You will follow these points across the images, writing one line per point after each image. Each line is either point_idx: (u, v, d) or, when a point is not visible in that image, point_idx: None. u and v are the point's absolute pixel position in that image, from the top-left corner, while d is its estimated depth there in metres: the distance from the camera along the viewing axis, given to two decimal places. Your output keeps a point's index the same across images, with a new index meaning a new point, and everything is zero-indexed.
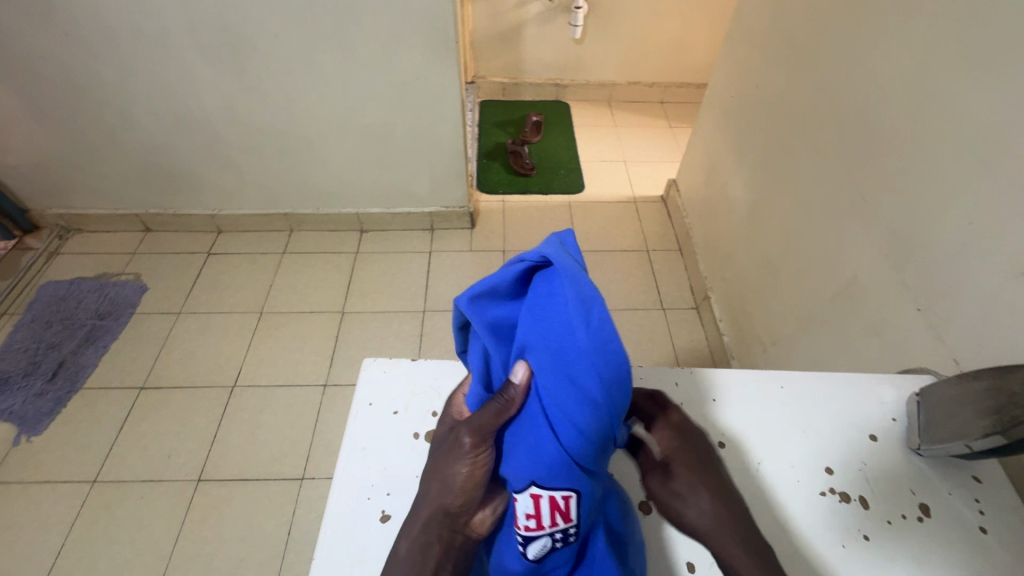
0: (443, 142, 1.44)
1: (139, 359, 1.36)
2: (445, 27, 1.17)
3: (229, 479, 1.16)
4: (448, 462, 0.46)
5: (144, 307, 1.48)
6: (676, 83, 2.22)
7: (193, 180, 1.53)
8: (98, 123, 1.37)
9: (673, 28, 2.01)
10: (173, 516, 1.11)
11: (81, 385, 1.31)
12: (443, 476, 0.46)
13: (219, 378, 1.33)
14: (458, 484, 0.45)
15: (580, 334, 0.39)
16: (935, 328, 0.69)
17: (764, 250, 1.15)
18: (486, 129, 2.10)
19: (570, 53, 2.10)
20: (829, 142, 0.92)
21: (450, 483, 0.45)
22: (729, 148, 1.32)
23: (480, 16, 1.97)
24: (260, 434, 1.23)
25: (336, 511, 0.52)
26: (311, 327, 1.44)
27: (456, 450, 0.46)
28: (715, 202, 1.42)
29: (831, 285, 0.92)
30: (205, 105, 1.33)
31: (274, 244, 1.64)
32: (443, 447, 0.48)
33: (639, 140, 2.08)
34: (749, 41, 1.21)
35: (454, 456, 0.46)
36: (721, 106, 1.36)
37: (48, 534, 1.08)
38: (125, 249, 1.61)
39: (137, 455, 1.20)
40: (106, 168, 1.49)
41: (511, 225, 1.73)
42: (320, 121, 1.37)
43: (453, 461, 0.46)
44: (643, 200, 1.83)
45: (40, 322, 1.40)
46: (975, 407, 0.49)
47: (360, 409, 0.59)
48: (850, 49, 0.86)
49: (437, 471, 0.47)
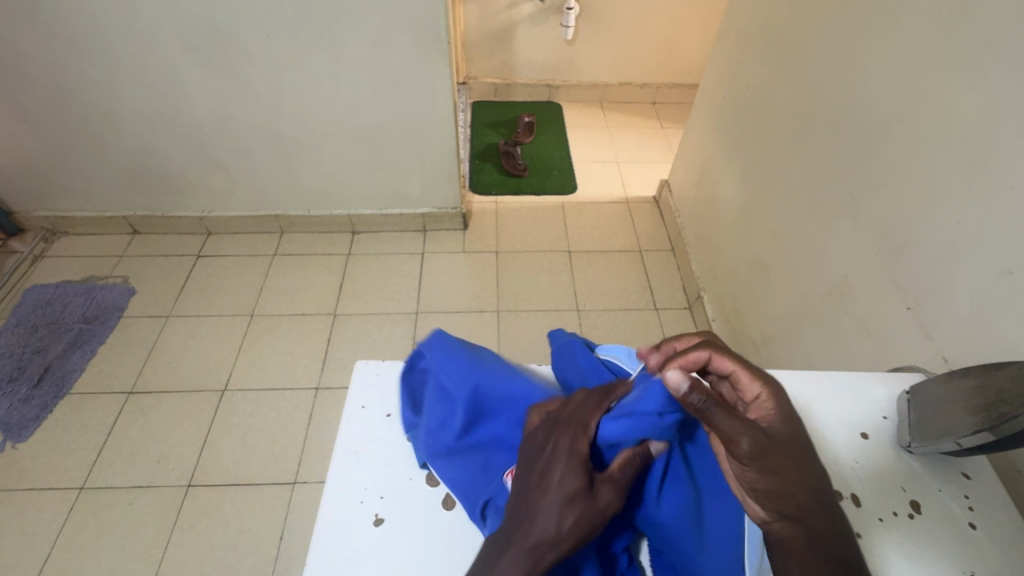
0: (435, 143, 1.44)
1: (128, 363, 1.34)
2: (437, 28, 1.17)
3: (220, 484, 1.15)
4: (572, 505, 0.42)
5: (132, 310, 1.46)
6: (668, 85, 2.23)
7: (182, 181, 1.51)
8: (85, 125, 1.35)
9: (665, 29, 2.02)
10: (163, 523, 1.09)
11: (68, 391, 1.29)
12: (562, 520, 0.41)
13: (209, 382, 1.31)
14: (580, 532, 0.41)
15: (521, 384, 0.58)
16: (924, 326, 0.70)
17: (755, 250, 1.16)
18: (478, 130, 2.10)
19: (562, 54, 2.11)
20: (819, 143, 0.92)
21: (574, 526, 0.41)
22: (721, 149, 1.33)
23: (472, 17, 1.97)
24: (252, 438, 1.22)
25: (327, 517, 0.51)
26: (303, 329, 1.43)
27: (587, 499, 0.42)
28: (706, 203, 1.43)
29: (821, 284, 0.92)
30: (194, 106, 1.31)
31: (265, 246, 1.63)
32: (564, 492, 0.43)
33: (631, 141, 2.09)
34: (739, 43, 1.22)
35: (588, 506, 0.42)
36: (713, 107, 1.37)
37: (34, 542, 1.06)
38: (113, 252, 1.59)
39: (125, 461, 1.18)
40: (93, 170, 1.47)
41: (504, 226, 1.73)
42: (311, 122, 1.36)
43: (580, 506, 0.42)
44: (636, 201, 1.84)
45: (26, 327, 1.38)
46: (964, 404, 0.50)
47: (352, 411, 0.59)
48: (839, 52, 0.87)
49: (557, 510, 0.42)
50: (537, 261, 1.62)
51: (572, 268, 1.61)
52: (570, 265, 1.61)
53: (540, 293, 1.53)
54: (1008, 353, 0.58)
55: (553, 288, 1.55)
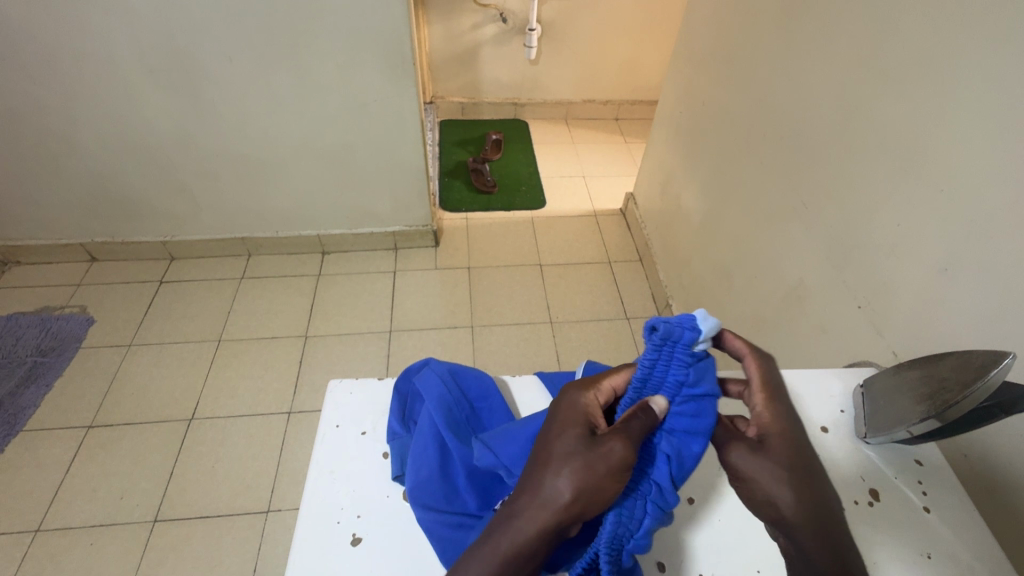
0: (403, 162, 1.45)
1: (87, 395, 1.29)
2: (401, 49, 1.19)
3: (188, 517, 1.11)
4: (571, 460, 0.40)
5: (91, 340, 1.40)
6: (629, 101, 2.30)
7: (143, 206, 1.47)
8: (39, 151, 1.31)
9: (624, 48, 2.10)
10: (127, 561, 1.04)
11: (22, 427, 1.22)
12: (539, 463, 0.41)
13: (174, 412, 1.27)
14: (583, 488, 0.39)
15: (493, 400, 0.61)
16: (874, 323, 0.74)
17: (718, 257, 1.21)
18: (446, 148, 2.12)
19: (527, 74, 2.16)
20: (771, 154, 0.98)
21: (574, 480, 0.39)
22: (681, 162, 1.38)
23: (437, 38, 2.01)
24: (221, 467, 1.18)
25: (304, 539, 0.51)
26: (273, 353, 1.40)
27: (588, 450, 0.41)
28: (670, 214, 1.48)
29: (780, 287, 0.97)
30: (155, 130, 1.29)
31: (232, 269, 1.60)
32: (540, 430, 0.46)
33: (597, 156, 2.15)
34: (694, 61, 1.29)
35: (595, 461, 0.40)
36: (672, 122, 1.43)
37: None
38: (69, 280, 1.53)
39: (85, 499, 1.12)
40: (48, 197, 1.42)
41: (474, 242, 1.74)
42: (276, 143, 1.36)
43: (580, 465, 0.40)
44: (603, 214, 1.88)
45: None
46: (911, 394, 0.53)
47: (326, 431, 0.59)
48: (784, 70, 0.93)
49: (548, 469, 0.41)
50: (509, 275, 1.64)
51: (544, 282, 1.63)
52: (542, 278, 1.63)
53: (513, 308, 1.55)
54: (948, 344, 0.62)
55: (526, 302, 1.56)
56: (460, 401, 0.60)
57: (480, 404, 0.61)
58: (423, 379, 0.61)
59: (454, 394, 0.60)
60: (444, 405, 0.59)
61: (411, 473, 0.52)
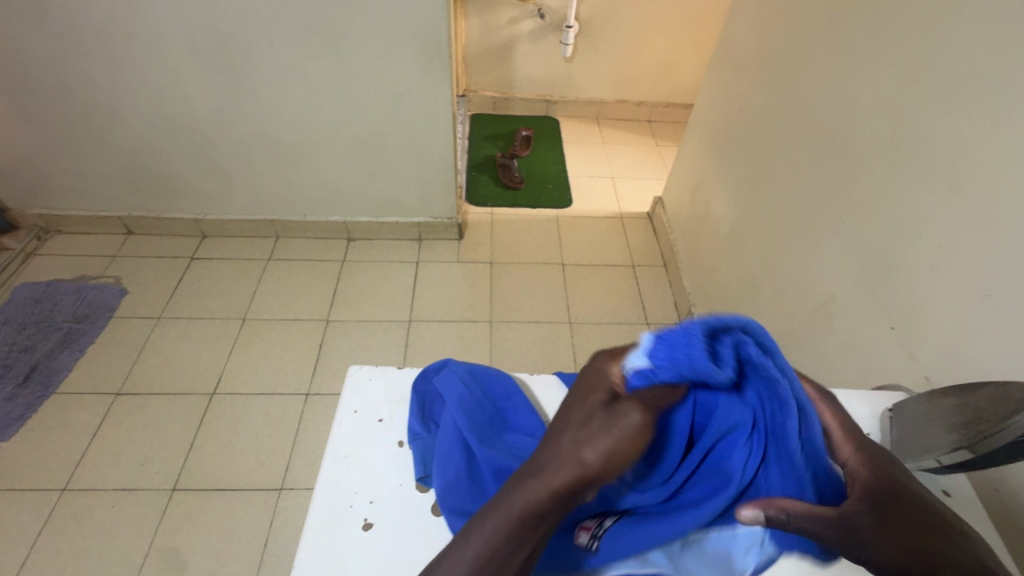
0: (433, 153, 1.45)
1: (117, 363, 1.33)
2: (438, 41, 1.19)
3: (205, 489, 1.14)
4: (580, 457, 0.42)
5: (122, 311, 1.45)
6: (664, 103, 2.27)
7: (179, 184, 1.51)
8: (85, 124, 1.35)
9: (662, 50, 2.07)
10: (146, 526, 1.08)
11: (54, 389, 1.27)
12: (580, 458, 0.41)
13: (197, 385, 1.30)
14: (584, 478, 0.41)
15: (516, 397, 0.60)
16: (908, 345, 0.71)
17: (746, 267, 1.18)
18: (475, 142, 2.12)
19: (561, 71, 2.14)
20: (809, 165, 0.95)
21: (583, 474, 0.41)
22: (714, 168, 1.36)
23: (473, 31, 2.01)
24: (239, 442, 1.21)
25: (316, 520, 0.51)
26: (295, 335, 1.42)
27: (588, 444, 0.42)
28: (699, 221, 1.46)
29: (810, 302, 0.94)
30: (195, 110, 1.33)
31: (260, 250, 1.63)
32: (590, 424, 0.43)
33: (627, 158, 2.12)
34: (734, 66, 1.26)
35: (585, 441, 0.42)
36: (707, 127, 1.40)
37: (12, 544, 1.04)
38: (106, 251, 1.59)
39: (109, 463, 1.16)
40: (91, 170, 1.47)
41: (498, 237, 1.74)
42: (310, 128, 1.37)
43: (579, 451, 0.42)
44: (630, 216, 1.86)
45: (13, 324, 1.37)
46: (944, 421, 0.51)
47: (344, 416, 0.60)
48: (829, 79, 0.90)
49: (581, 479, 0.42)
50: (531, 272, 1.64)
51: (565, 281, 1.62)
52: (564, 277, 1.63)
53: (533, 305, 1.55)
54: (986, 373, 0.59)
55: (547, 300, 1.56)
56: (481, 398, 0.59)
57: (503, 402, 0.60)
58: (441, 381, 0.59)
59: (473, 392, 0.59)
60: (465, 407, 0.57)
61: (437, 476, 0.52)
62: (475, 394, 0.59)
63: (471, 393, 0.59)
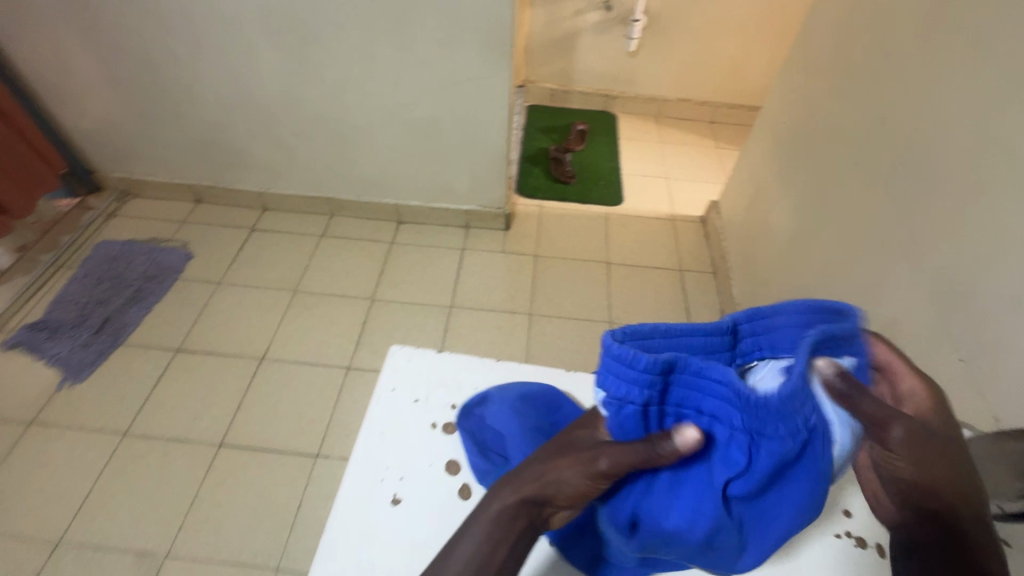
0: (487, 142, 1.46)
1: (179, 322, 1.43)
2: (501, 29, 1.19)
3: (248, 448, 1.20)
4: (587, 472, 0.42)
5: (187, 274, 1.54)
6: (729, 104, 2.18)
7: (246, 158, 1.59)
8: (166, 96, 1.44)
9: (731, 48, 1.98)
10: (193, 476, 1.16)
11: (123, 341, 1.38)
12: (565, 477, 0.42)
13: (248, 350, 1.38)
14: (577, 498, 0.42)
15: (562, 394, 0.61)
16: (976, 381, 0.64)
17: (802, 281, 1.12)
18: (530, 133, 2.11)
19: (623, 66, 2.10)
20: (883, 178, 0.89)
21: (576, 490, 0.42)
22: (777, 176, 1.29)
23: (537, 22, 1.99)
24: (282, 408, 1.27)
25: (348, 490, 0.53)
26: (341, 310, 1.47)
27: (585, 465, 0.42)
28: (755, 229, 1.40)
29: (870, 324, 0.88)
30: (265, 87, 1.39)
31: (315, 226, 1.69)
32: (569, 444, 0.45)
33: (684, 158, 2.06)
34: (808, 68, 1.19)
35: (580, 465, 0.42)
36: (773, 131, 1.34)
37: (78, 478, 1.14)
38: (176, 217, 1.69)
39: (166, 414, 1.25)
40: (169, 140, 1.56)
41: (545, 231, 1.73)
42: (370, 111, 1.41)
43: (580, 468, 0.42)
44: (682, 220, 1.80)
45: (93, 278, 1.49)
46: (1011, 466, 0.47)
47: (382, 392, 0.61)
48: (913, 87, 0.84)
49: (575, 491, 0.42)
50: (575, 269, 1.62)
51: (609, 280, 1.60)
52: (608, 276, 1.60)
53: (574, 302, 1.53)
54: None
55: (588, 298, 1.54)
56: (530, 395, 0.60)
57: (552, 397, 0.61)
58: (493, 415, 0.59)
59: (518, 392, 0.60)
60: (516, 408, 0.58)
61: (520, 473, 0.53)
62: (521, 395, 0.60)
63: (517, 393, 0.60)
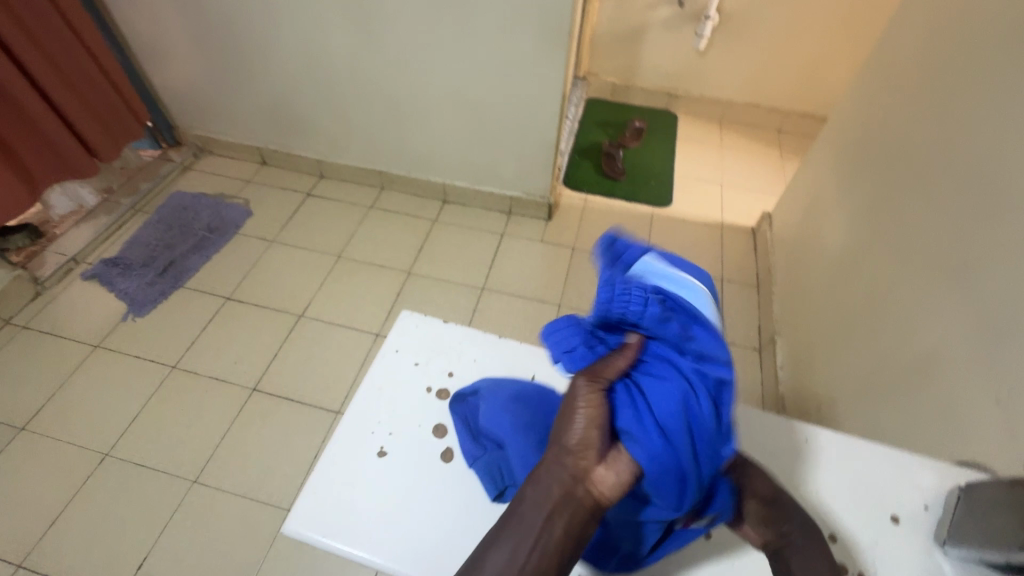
0: (537, 130, 1.46)
1: (233, 272, 1.54)
2: (560, 16, 1.19)
3: (278, 395, 1.29)
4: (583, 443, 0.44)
5: (245, 229, 1.66)
6: (800, 113, 2.06)
7: (309, 126, 1.68)
8: (244, 62, 1.54)
9: (810, 53, 1.87)
10: (227, 414, 1.25)
11: (182, 284, 1.50)
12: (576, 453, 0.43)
13: (290, 306, 1.47)
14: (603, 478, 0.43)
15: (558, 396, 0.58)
16: (1011, 426, 0.60)
17: (845, 303, 1.06)
18: (586, 126, 2.09)
19: (691, 64, 2.03)
20: (944, 200, 0.83)
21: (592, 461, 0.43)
22: (834, 190, 1.22)
23: (606, 13, 1.96)
24: (313, 363, 1.35)
25: (342, 436, 0.57)
26: (378, 279, 1.54)
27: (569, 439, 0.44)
28: (805, 244, 1.33)
29: (907, 354, 0.83)
30: (332, 59, 1.45)
31: (366, 197, 1.77)
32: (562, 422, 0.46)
33: (743, 166, 1.97)
34: (883, 78, 1.11)
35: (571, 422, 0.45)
36: (837, 143, 1.26)
37: (130, 400, 1.27)
38: (242, 176, 1.81)
39: (210, 354, 1.36)
40: (243, 103, 1.68)
41: (587, 224, 1.72)
42: (427, 89, 1.45)
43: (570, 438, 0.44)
44: (731, 228, 1.74)
45: (164, 224, 1.63)
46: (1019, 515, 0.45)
47: (386, 352, 0.64)
48: (992, 104, 0.77)
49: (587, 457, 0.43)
50: None
51: None
52: None
53: None
54: None
55: None
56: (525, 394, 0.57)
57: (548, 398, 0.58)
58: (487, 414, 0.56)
59: (510, 391, 0.57)
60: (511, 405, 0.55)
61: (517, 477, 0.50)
62: (510, 394, 0.57)
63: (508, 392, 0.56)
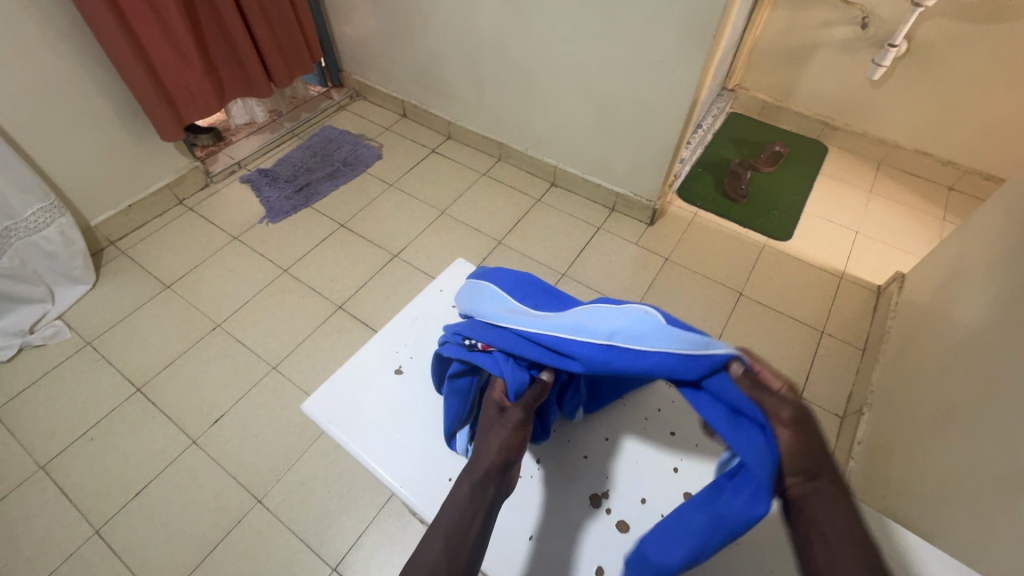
0: (658, 131, 1.43)
1: (351, 205, 1.72)
2: (709, 18, 1.14)
3: (356, 318, 1.44)
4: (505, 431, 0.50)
5: (372, 169, 1.84)
6: (983, 173, 1.75)
7: (448, 88, 1.80)
8: (407, 21, 1.69)
9: (1015, 106, 1.58)
10: (312, 321, 1.43)
11: (311, 204, 1.72)
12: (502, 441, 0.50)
13: (389, 245, 1.61)
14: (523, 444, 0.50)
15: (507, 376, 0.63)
16: None
17: (953, 390, 0.92)
18: (719, 140, 1.98)
19: (859, 94, 1.82)
20: None
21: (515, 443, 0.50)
22: (985, 264, 1.04)
23: (775, 25, 1.82)
24: (393, 299, 1.48)
25: (372, 347, 0.67)
26: (470, 241, 1.62)
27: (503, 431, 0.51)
28: (931, 317, 1.15)
29: (1006, 463, 0.70)
30: (481, 30, 1.54)
31: (481, 164, 1.86)
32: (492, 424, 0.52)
33: (891, 218, 1.74)
34: None
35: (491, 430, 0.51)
36: (1007, 211, 1.07)
37: (246, 288, 1.50)
38: (383, 123, 2.01)
39: (315, 268, 1.55)
40: (399, 58, 1.84)
41: (688, 238, 1.65)
42: (560, 72, 1.48)
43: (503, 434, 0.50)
44: (852, 281, 1.55)
45: (312, 151, 1.87)
46: None
47: (430, 291, 0.73)
48: None
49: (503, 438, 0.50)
50: (700, 286, 1.52)
51: (732, 310, 1.47)
52: (732, 306, 1.48)
53: (684, 316, 1.45)
54: None
55: (701, 319, 1.45)
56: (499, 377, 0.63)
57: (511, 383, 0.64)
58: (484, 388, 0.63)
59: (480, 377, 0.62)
60: None
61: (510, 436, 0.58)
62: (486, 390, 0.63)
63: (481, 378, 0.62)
